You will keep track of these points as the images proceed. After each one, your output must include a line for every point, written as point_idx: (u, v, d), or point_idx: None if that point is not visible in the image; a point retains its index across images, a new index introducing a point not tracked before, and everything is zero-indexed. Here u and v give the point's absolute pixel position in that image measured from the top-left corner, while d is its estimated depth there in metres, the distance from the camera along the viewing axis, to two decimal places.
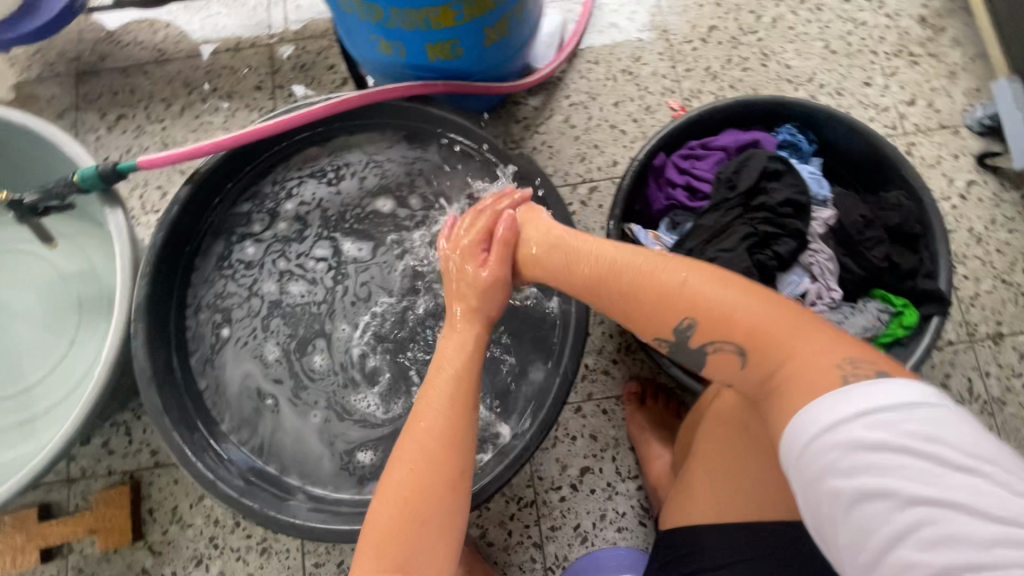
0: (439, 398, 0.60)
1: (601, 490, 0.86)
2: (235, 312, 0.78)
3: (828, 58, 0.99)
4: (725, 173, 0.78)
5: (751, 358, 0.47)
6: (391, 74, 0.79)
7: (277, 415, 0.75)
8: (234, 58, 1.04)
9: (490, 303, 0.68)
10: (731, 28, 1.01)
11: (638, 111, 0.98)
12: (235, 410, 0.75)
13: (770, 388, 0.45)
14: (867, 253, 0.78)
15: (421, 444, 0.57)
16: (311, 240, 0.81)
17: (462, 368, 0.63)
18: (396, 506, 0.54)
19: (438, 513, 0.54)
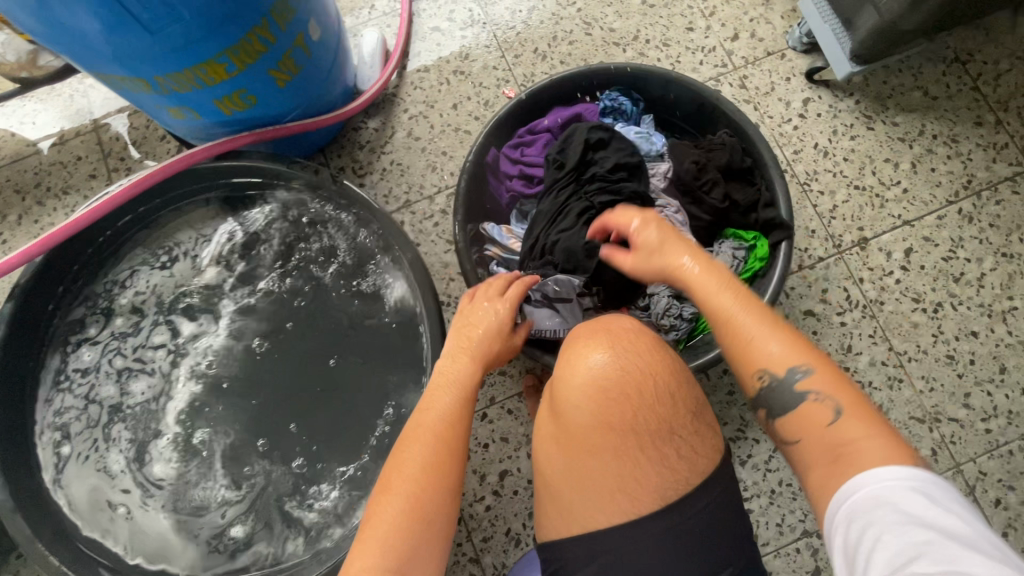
0: (433, 429, 0.57)
1: (524, 489, 0.86)
2: (88, 421, 0.75)
3: (647, 12, 1.00)
4: (553, 154, 0.78)
5: (847, 418, 0.46)
6: (200, 136, 0.78)
7: (132, 524, 0.72)
8: (62, 152, 1.00)
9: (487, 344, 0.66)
10: (550, 6, 1.02)
11: (478, 108, 0.98)
12: (89, 526, 0.72)
13: (841, 453, 0.44)
14: (708, 197, 0.79)
15: (429, 469, 0.54)
16: (147, 332, 0.79)
17: (466, 396, 0.61)
18: (393, 533, 0.50)
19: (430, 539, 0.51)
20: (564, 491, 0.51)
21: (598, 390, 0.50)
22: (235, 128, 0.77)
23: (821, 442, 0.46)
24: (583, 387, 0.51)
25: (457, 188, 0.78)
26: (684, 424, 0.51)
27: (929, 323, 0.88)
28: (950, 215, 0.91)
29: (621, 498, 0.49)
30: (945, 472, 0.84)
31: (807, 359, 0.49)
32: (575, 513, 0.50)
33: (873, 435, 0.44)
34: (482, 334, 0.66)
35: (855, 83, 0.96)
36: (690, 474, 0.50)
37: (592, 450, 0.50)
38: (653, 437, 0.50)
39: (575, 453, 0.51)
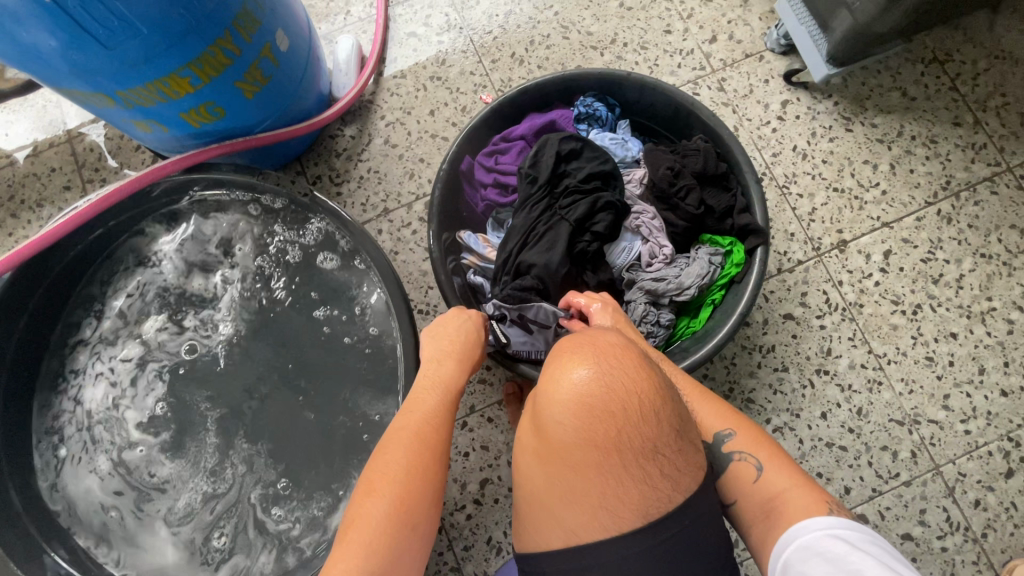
0: (394, 459, 0.54)
1: (504, 497, 0.86)
2: (61, 436, 0.76)
3: (625, 15, 1.00)
4: (525, 164, 0.77)
5: (769, 471, 0.52)
6: (169, 148, 0.77)
7: (123, 526, 0.73)
8: (36, 163, 0.99)
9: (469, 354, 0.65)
10: (527, 9, 1.01)
11: (455, 114, 0.98)
12: (84, 527, 0.73)
13: (771, 505, 0.50)
14: (683, 203, 0.79)
15: (413, 469, 0.53)
16: (122, 342, 0.79)
17: (449, 396, 0.60)
18: (377, 536, 0.49)
19: (414, 537, 0.51)
20: (542, 501, 0.48)
21: (580, 407, 0.45)
22: (205, 140, 0.76)
23: (751, 497, 0.52)
24: (564, 401, 0.46)
25: (432, 197, 0.77)
26: (667, 441, 0.45)
27: (909, 325, 0.88)
28: (929, 216, 0.91)
29: (603, 514, 0.45)
30: (925, 473, 0.84)
31: (732, 421, 0.56)
32: (553, 527, 0.47)
33: (790, 483, 0.51)
34: (466, 341, 0.65)
35: (833, 84, 0.96)
36: (673, 490, 0.45)
37: (573, 469, 0.46)
38: (635, 453, 0.44)
39: (557, 469, 0.46)
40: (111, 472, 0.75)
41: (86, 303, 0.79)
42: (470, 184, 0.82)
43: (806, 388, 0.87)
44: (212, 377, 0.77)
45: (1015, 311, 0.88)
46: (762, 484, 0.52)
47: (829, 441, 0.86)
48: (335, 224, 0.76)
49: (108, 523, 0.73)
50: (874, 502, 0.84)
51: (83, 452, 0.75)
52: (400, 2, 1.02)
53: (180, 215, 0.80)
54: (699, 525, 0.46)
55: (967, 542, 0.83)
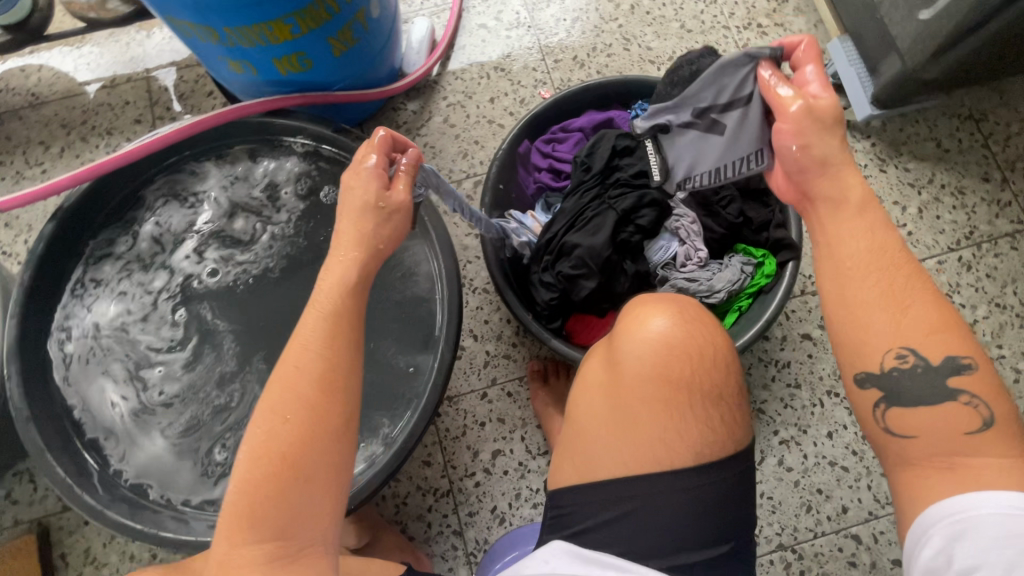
0: (274, 416, 0.51)
1: (513, 470, 0.88)
2: (88, 345, 0.76)
3: (685, 36, 1.06)
4: (581, 155, 0.82)
5: (989, 433, 0.46)
6: (252, 92, 0.82)
7: (133, 437, 0.75)
8: (111, 95, 1.04)
9: (370, 249, 0.58)
10: (593, 18, 1.07)
11: (513, 104, 1.03)
12: (94, 426, 0.74)
13: (955, 463, 0.46)
14: (723, 212, 0.83)
15: (282, 419, 0.51)
16: (158, 268, 0.81)
17: (336, 326, 0.55)
18: (257, 494, 0.49)
19: (316, 488, 0.50)
20: (605, 434, 0.54)
21: (659, 347, 0.53)
22: (285, 89, 0.81)
23: (940, 440, 0.46)
24: (646, 341, 0.54)
25: (490, 171, 0.82)
26: (727, 394, 0.54)
27: None
28: (950, 261, 0.96)
29: (661, 448, 0.52)
30: None
31: (968, 350, 0.47)
32: (617, 457, 0.52)
33: (995, 457, 0.45)
34: (362, 238, 0.58)
35: (873, 127, 1.01)
36: (722, 437, 0.52)
37: (639, 401, 0.53)
38: (701, 395, 0.53)
39: (622, 401, 0.54)
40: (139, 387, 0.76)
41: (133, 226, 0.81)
42: (524, 167, 0.87)
43: (816, 407, 0.90)
44: (246, 308, 0.79)
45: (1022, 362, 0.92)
46: (964, 437, 0.46)
47: (832, 460, 0.88)
48: None
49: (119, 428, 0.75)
50: (868, 525, 0.87)
51: (113, 366, 0.76)
52: None
53: (241, 154, 0.83)
54: (716, 484, 0.51)
55: None
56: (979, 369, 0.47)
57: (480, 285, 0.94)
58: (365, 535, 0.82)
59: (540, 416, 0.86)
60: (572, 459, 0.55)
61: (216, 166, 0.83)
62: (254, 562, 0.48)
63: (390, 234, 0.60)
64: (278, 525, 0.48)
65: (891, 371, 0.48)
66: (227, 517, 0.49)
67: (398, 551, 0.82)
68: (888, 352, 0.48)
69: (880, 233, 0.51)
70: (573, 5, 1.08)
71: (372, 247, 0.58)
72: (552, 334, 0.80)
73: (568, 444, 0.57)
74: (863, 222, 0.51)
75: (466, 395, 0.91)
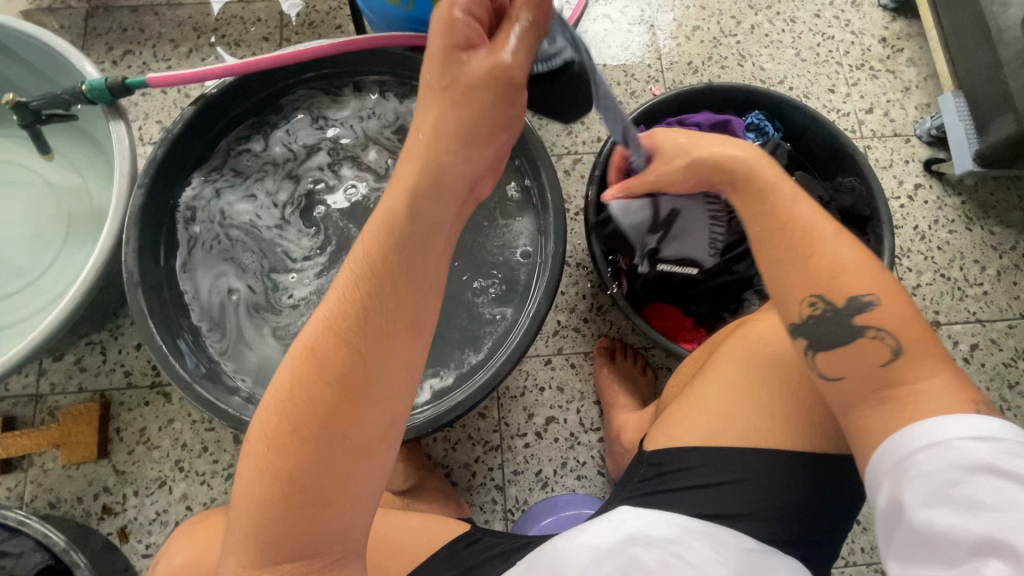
0: (272, 410, 0.43)
1: (564, 439, 0.90)
2: (213, 232, 0.84)
3: (798, 64, 1.09)
4: None
5: (904, 359, 0.46)
6: (397, 27, 0.85)
7: (237, 322, 0.82)
8: (245, 10, 1.08)
9: (480, 136, 0.49)
10: (713, 30, 1.11)
11: (623, 94, 1.06)
12: (202, 305, 0.81)
13: (899, 398, 0.46)
14: None
15: (320, 376, 0.43)
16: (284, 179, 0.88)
17: (399, 262, 0.45)
18: (285, 468, 0.42)
19: (362, 461, 0.43)
20: (740, 394, 0.62)
21: (806, 356, 0.62)
22: (430, 29, 0.84)
23: (859, 379, 0.47)
24: (795, 348, 0.63)
25: (604, 149, 0.85)
26: None
27: None
28: (1020, 328, 0.97)
29: (789, 418, 0.59)
30: None
31: (876, 290, 0.48)
32: (746, 412, 0.60)
33: (945, 378, 0.45)
34: (458, 133, 0.49)
35: (965, 185, 1.03)
36: (846, 430, 0.59)
37: (786, 393, 0.60)
38: None
39: (765, 370, 0.62)
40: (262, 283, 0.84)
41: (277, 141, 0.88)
42: None
43: None
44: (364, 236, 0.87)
45: None
46: (885, 369, 0.46)
47: None
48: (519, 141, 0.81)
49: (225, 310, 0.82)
50: None
51: (244, 264, 0.85)
52: None
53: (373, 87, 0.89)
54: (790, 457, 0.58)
55: None
56: (882, 305, 0.47)
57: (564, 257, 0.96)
58: (415, 469, 0.83)
59: (602, 390, 0.88)
60: (698, 411, 0.63)
61: (355, 96, 0.89)
62: (287, 542, 0.42)
63: (492, 73, 0.48)
64: (311, 506, 0.42)
65: (806, 316, 0.49)
66: (234, 514, 0.44)
67: (441, 494, 0.82)
68: (801, 302, 0.49)
69: (772, 201, 0.53)
70: (696, 13, 1.11)
71: (474, 157, 0.50)
72: (636, 312, 0.83)
73: (695, 399, 0.65)
74: (771, 171, 0.55)
75: (531, 358, 0.93)
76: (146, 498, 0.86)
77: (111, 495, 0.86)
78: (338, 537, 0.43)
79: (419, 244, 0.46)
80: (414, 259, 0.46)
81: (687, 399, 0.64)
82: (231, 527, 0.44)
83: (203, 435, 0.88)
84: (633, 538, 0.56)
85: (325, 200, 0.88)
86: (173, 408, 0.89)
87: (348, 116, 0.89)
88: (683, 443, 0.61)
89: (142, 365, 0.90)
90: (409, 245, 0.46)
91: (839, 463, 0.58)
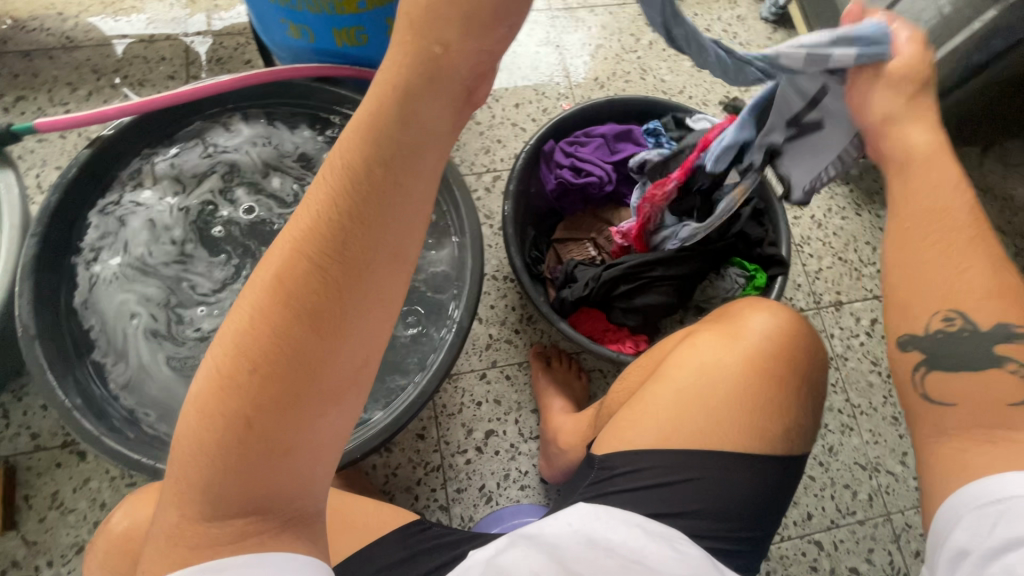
0: (232, 335, 0.37)
1: (505, 451, 0.91)
2: (111, 271, 0.81)
3: (695, 75, 1.17)
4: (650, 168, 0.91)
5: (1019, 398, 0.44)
6: (300, 58, 0.86)
7: (143, 364, 0.78)
8: (147, 49, 1.06)
9: (484, 14, 0.35)
10: (615, 47, 1.17)
11: (536, 112, 1.11)
12: (105, 343, 0.77)
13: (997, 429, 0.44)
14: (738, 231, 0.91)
15: (283, 314, 0.36)
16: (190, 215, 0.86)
17: (391, 158, 0.35)
18: (239, 411, 0.36)
19: (321, 417, 0.37)
20: (691, 406, 0.61)
21: (749, 359, 0.63)
22: (335, 60, 0.86)
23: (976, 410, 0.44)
24: (740, 353, 0.64)
25: (516, 164, 0.88)
26: (799, 417, 0.63)
27: (882, 385, 1.01)
28: None
29: (732, 433, 0.60)
30: (877, 517, 0.94)
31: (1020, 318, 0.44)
32: (694, 425, 0.60)
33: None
34: (455, 15, 0.34)
35: (852, 175, 1.13)
36: (780, 438, 0.61)
37: (728, 398, 0.61)
38: (779, 403, 0.62)
39: (714, 382, 0.62)
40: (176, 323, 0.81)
41: (186, 179, 0.86)
42: (547, 164, 0.93)
43: None
44: None
45: None
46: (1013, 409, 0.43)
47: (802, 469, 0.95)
48: None
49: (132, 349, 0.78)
50: (830, 532, 0.92)
51: (156, 304, 0.81)
52: None
53: (278, 118, 0.89)
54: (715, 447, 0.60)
55: None
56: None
57: (490, 272, 0.99)
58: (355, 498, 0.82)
59: (538, 395, 0.89)
60: (631, 421, 0.63)
61: (263, 128, 0.89)
62: (231, 497, 0.37)
63: None
64: (261, 463, 0.36)
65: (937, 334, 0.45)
66: (176, 462, 0.38)
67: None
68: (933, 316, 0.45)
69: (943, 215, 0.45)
70: (598, 33, 1.18)
71: (472, 52, 0.36)
72: (561, 318, 0.86)
73: (630, 408, 0.65)
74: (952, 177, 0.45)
75: (466, 374, 0.94)
76: (61, 567, 0.80)
77: (21, 568, 0.79)
78: (296, 493, 0.38)
79: (408, 138, 0.35)
80: (408, 158, 0.36)
81: (637, 405, 0.64)
82: (167, 479, 0.39)
83: (125, 491, 0.83)
84: (589, 539, 0.53)
85: (241, 234, 0.86)
86: (88, 465, 0.83)
87: (257, 148, 0.89)
88: (633, 448, 0.61)
89: (52, 424, 0.85)
90: (399, 142, 0.35)
91: (766, 457, 0.60)
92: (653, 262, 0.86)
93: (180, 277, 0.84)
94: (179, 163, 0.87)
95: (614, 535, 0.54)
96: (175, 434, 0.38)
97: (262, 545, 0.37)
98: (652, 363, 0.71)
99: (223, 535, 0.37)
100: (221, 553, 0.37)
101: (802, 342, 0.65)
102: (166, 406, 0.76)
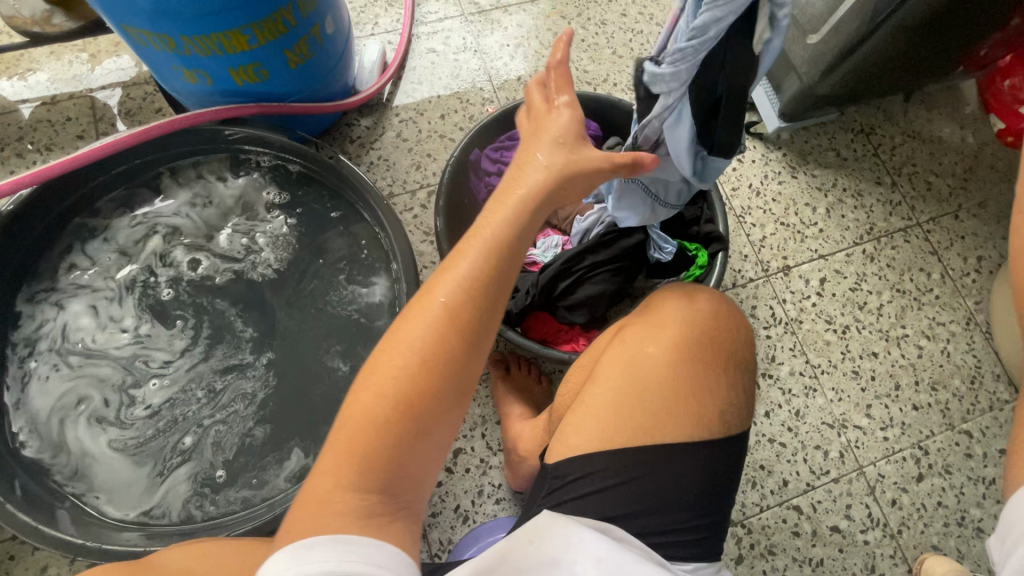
0: (404, 349, 0.47)
1: (475, 467, 0.90)
2: (38, 356, 0.79)
3: (617, 61, 1.17)
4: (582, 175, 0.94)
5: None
6: (204, 102, 0.84)
7: (82, 445, 0.76)
8: (50, 111, 1.02)
9: (592, 163, 0.55)
10: (534, 44, 1.17)
11: (463, 121, 1.09)
12: (41, 431, 0.76)
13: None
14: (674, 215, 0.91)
15: (450, 336, 0.48)
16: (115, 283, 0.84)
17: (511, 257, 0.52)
18: (406, 407, 0.46)
19: (442, 437, 0.48)
20: (623, 404, 0.61)
21: (675, 346, 0.64)
22: (241, 99, 0.84)
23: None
24: (666, 342, 0.64)
25: (443, 176, 0.87)
26: (729, 396, 0.64)
27: (839, 341, 1.02)
28: (856, 254, 1.08)
29: (665, 425, 0.60)
30: (851, 472, 0.95)
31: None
32: (626, 422, 0.60)
33: None
34: (580, 172, 0.55)
35: (783, 139, 1.14)
36: (713, 420, 0.61)
37: (663, 388, 0.62)
38: (705, 387, 0.62)
39: (642, 377, 0.63)
40: (114, 397, 0.79)
41: (107, 245, 0.84)
42: (475, 174, 0.93)
43: None
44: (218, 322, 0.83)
45: (924, 339, 1.04)
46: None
47: (771, 437, 0.95)
48: (351, 188, 0.83)
49: (72, 434, 0.76)
50: (807, 495, 0.93)
51: (91, 378, 0.79)
52: (423, 22, 1.16)
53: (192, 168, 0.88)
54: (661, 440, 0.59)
55: (885, 537, 0.93)
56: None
57: None
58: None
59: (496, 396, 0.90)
60: (573, 426, 0.63)
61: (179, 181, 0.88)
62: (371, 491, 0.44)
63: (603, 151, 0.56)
64: (402, 464, 0.46)
65: None
66: (327, 453, 0.45)
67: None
68: None
69: None
70: (515, 31, 1.17)
71: (580, 173, 0.56)
72: (507, 326, 0.85)
73: (571, 413, 0.65)
74: None
75: None
76: None
77: None
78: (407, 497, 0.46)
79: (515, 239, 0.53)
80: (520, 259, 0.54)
81: (579, 410, 0.64)
82: (315, 469, 0.45)
83: None
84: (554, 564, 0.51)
85: (169, 290, 0.84)
86: (43, 554, 0.80)
87: (176, 202, 0.87)
88: (580, 454, 0.61)
89: None
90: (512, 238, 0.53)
91: (710, 441, 0.60)
92: (584, 254, 0.86)
93: (108, 350, 0.81)
94: (95, 231, 0.84)
95: (547, 546, 0.53)
96: (334, 425, 0.46)
97: (381, 534, 0.43)
98: (589, 363, 0.70)
99: (348, 511, 0.43)
100: (350, 530, 0.42)
101: (721, 324, 0.67)
102: (117, 481, 0.75)
